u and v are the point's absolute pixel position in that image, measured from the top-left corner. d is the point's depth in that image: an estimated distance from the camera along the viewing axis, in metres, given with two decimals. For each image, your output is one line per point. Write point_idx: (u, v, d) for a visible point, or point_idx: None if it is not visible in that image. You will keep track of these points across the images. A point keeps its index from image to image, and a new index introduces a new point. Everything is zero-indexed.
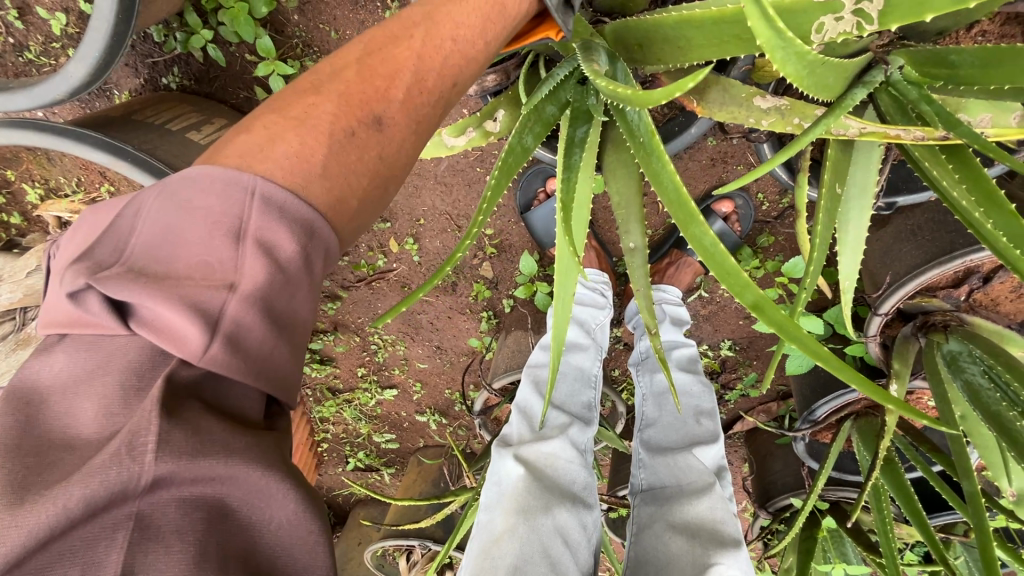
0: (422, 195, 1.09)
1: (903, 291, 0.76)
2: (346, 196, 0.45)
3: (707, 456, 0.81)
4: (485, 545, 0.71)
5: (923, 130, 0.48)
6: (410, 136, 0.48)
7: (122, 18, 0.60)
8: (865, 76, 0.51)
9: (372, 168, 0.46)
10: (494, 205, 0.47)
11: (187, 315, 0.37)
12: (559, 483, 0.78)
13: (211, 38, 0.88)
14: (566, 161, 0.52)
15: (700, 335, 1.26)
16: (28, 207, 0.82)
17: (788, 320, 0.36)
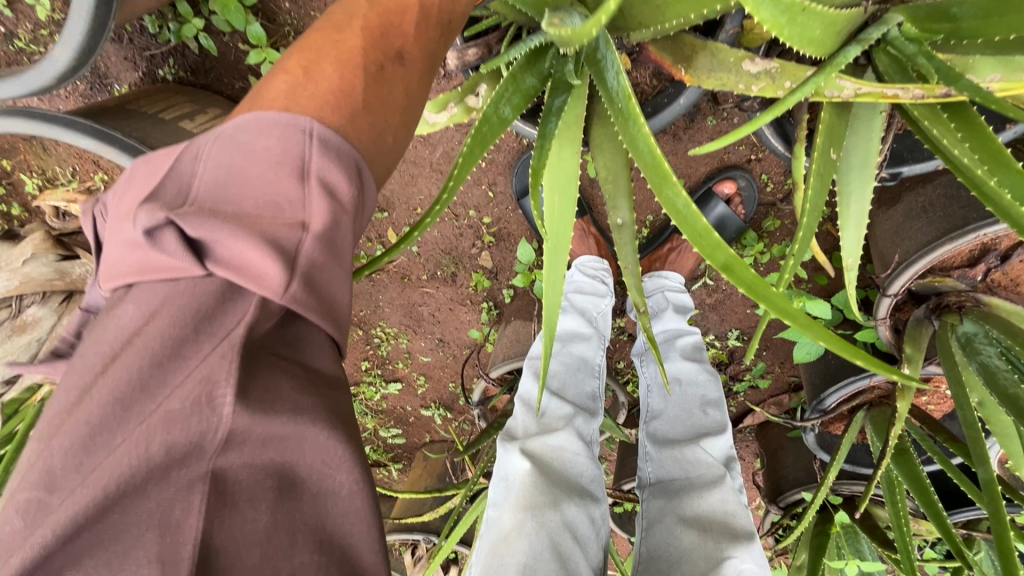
0: (419, 184, 1.07)
1: (913, 269, 0.72)
2: (385, 132, 0.44)
3: (717, 446, 0.77)
4: (492, 543, 0.66)
5: (922, 87, 0.45)
6: (427, 76, 0.48)
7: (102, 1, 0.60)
8: (860, 34, 0.48)
9: (401, 104, 0.45)
10: (460, 182, 0.46)
11: (269, 251, 0.36)
12: (568, 474, 0.73)
13: (203, 27, 0.88)
14: (542, 129, 0.55)
15: (706, 326, 1.22)
16: (27, 197, 0.84)
17: (760, 281, 0.36)
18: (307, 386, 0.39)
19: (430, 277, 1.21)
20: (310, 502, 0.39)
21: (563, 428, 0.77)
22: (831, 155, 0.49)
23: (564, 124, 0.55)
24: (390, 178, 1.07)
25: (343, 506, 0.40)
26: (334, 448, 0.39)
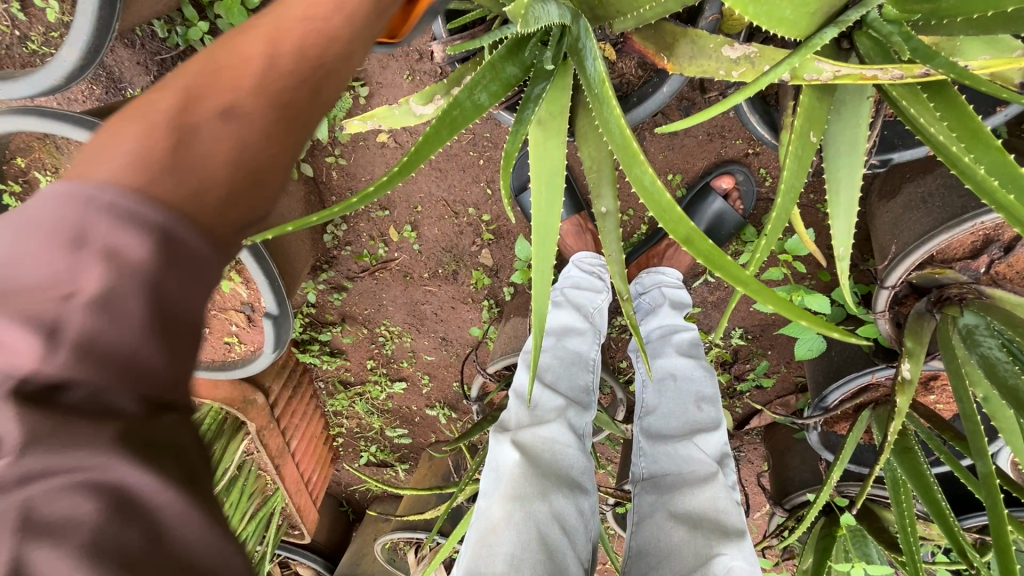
0: (419, 181, 1.09)
1: (910, 260, 0.71)
2: (206, 189, 0.35)
3: (709, 443, 0.76)
4: (481, 532, 0.66)
5: (901, 68, 0.44)
6: (275, 122, 0.40)
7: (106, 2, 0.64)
8: (839, 17, 0.47)
9: (232, 158, 0.37)
10: (421, 160, 0.45)
11: (18, 336, 0.27)
12: (558, 469, 0.73)
13: (209, 30, 0.92)
14: (519, 115, 0.57)
15: (709, 324, 1.20)
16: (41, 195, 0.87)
17: (715, 251, 0.39)
18: (119, 430, 0.29)
19: (431, 275, 1.22)
20: (154, 533, 0.28)
21: (554, 423, 0.77)
22: (809, 137, 0.49)
23: (546, 108, 0.57)
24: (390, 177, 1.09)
25: (193, 541, 0.30)
26: (155, 479, 0.29)
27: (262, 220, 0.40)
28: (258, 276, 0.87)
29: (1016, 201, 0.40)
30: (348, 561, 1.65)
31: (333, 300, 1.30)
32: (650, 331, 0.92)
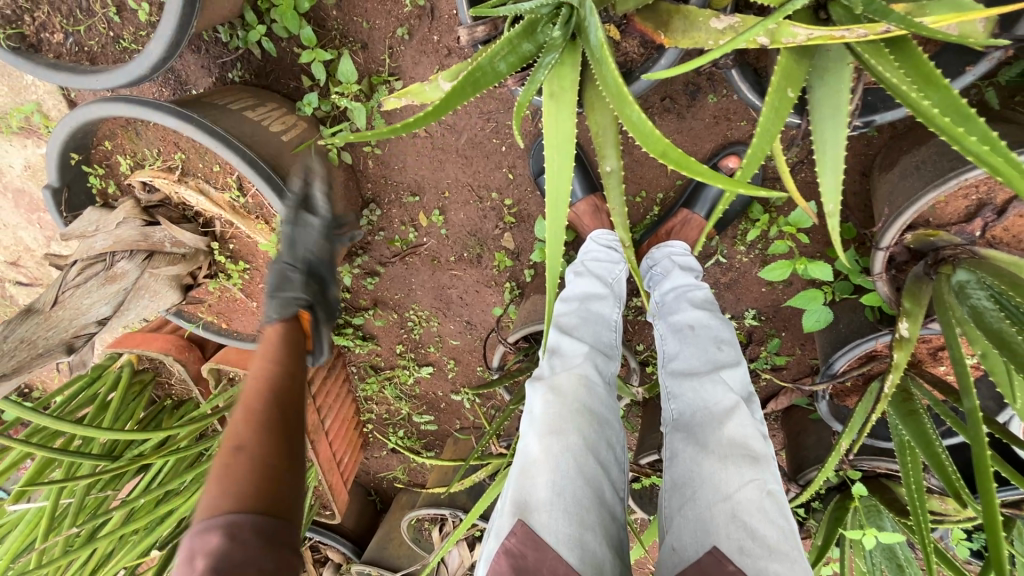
0: (446, 169, 1.18)
1: (901, 220, 0.76)
2: (240, 482, 0.56)
3: (734, 381, 0.79)
4: (522, 466, 0.73)
5: (865, 28, 0.50)
6: (257, 438, 0.59)
7: (188, 3, 0.76)
8: None
9: (249, 464, 0.57)
10: (454, 105, 0.56)
11: None
12: (589, 407, 0.79)
13: (265, 33, 1.02)
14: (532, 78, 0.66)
15: (722, 305, 1.24)
16: (121, 177, 0.97)
17: (685, 156, 0.50)
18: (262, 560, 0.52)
19: (457, 258, 1.31)
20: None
21: (582, 370, 0.83)
22: (787, 93, 0.55)
23: (554, 77, 0.65)
24: (419, 165, 1.19)
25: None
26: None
27: (268, 482, 0.57)
28: None
29: (949, 125, 0.46)
30: (375, 544, 1.71)
31: (366, 285, 1.39)
32: (667, 290, 0.97)
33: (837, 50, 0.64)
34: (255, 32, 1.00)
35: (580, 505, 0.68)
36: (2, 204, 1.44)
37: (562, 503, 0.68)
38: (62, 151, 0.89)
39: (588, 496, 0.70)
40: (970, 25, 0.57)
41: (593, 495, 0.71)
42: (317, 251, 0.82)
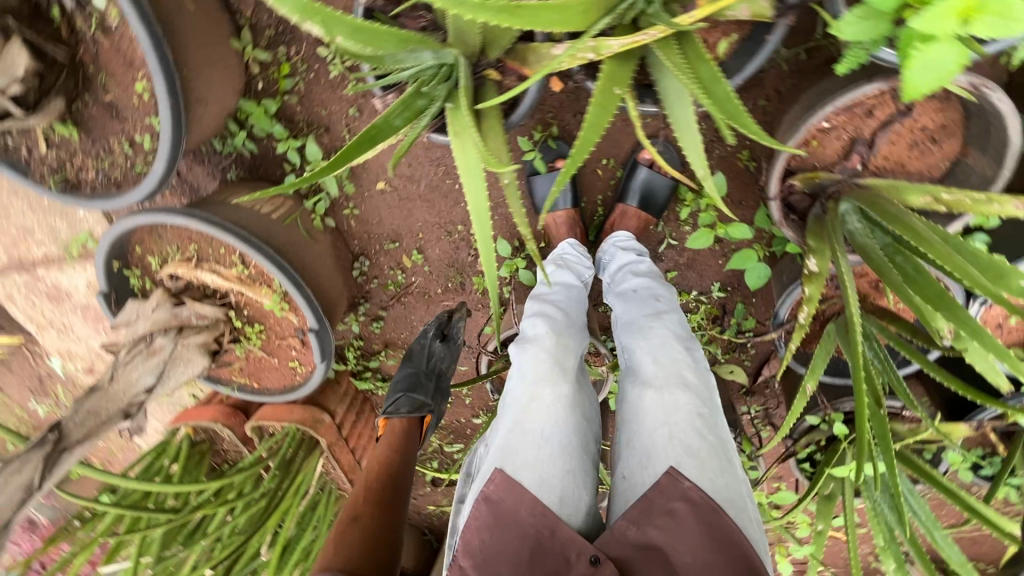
0: (416, 214, 1.36)
1: (777, 169, 0.86)
2: (355, 549, 0.85)
3: (674, 325, 0.89)
4: (514, 417, 0.79)
5: (655, 31, 0.66)
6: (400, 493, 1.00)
7: (175, 130, 0.96)
8: (619, 7, 0.69)
9: (359, 539, 0.87)
10: (350, 159, 0.71)
11: None
12: (573, 365, 0.86)
13: (248, 136, 1.25)
14: (418, 111, 0.80)
15: (689, 284, 1.32)
16: (153, 273, 1.19)
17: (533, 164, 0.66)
18: None
19: (445, 290, 1.46)
20: None
21: (566, 335, 0.91)
22: (614, 92, 0.69)
23: (452, 120, 0.83)
24: (394, 216, 1.37)
25: None
26: None
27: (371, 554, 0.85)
28: (301, 300, 1.15)
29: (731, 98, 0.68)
30: None
31: (374, 330, 1.55)
32: (618, 265, 1.08)
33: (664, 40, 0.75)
34: (239, 138, 1.23)
35: (565, 449, 0.75)
36: (75, 320, 1.75)
37: (551, 445, 0.74)
38: (106, 259, 1.13)
39: (573, 440, 0.77)
40: (758, 5, 0.69)
41: (577, 440, 0.77)
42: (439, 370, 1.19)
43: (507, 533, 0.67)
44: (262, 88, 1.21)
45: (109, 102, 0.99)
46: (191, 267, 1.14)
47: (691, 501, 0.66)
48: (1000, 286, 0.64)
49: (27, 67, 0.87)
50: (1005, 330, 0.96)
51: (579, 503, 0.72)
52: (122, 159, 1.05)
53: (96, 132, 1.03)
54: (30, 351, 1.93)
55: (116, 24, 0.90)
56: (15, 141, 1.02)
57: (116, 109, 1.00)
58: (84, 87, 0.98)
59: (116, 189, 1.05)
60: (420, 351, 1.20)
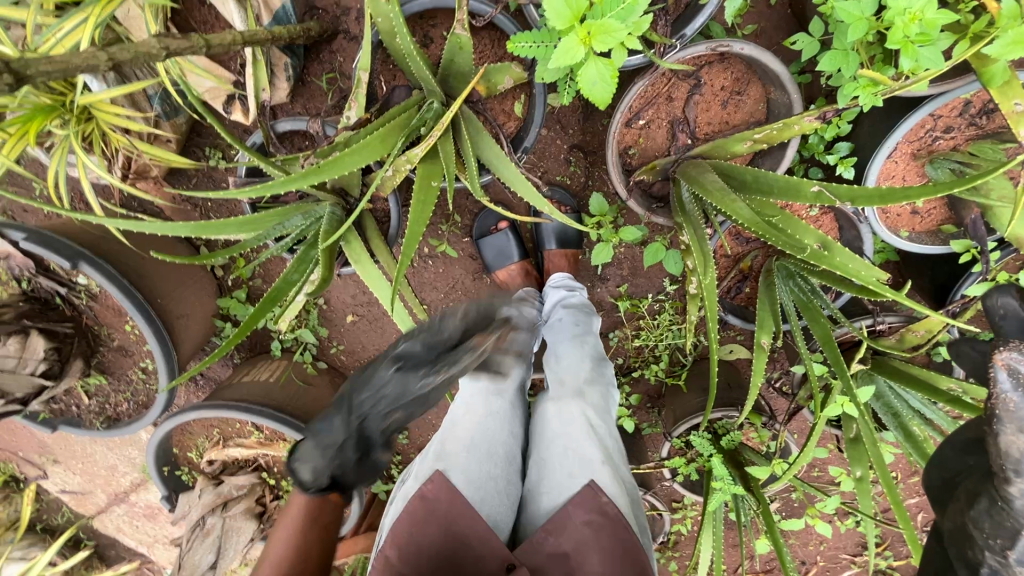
0: (389, 328, 1.52)
1: (617, 175, 0.96)
2: None
3: (585, 351, 1.04)
4: (450, 428, 0.89)
5: (437, 128, 0.80)
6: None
7: (163, 348, 1.18)
8: (411, 123, 0.85)
9: None
10: (258, 320, 0.87)
11: None
12: (504, 382, 0.97)
13: (233, 324, 1.47)
14: (309, 261, 0.96)
15: (643, 289, 1.37)
16: (194, 465, 1.38)
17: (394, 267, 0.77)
18: None
19: None
20: None
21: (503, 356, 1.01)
22: (431, 184, 0.84)
23: (327, 254, 0.94)
24: (373, 337, 1.53)
25: None
26: None
27: None
28: None
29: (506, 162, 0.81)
30: None
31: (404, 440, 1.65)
32: (557, 294, 1.18)
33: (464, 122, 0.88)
34: (228, 329, 1.45)
35: (492, 455, 0.85)
36: None
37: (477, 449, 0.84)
38: (157, 468, 1.31)
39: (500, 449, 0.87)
40: (513, 72, 0.83)
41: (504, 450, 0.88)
42: (378, 416, 0.81)
43: (432, 532, 0.73)
44: (232, 283, 1.45)
45: (118, 345, 1.24)
46: (220, 446, 1.33)
47: (605, 513, 0.74)
48: (799, 197, 0.74)
49: (47, 349, 1.10)
50: (919, 216, 0.97)
51: (500, 513, 0.80)
52: (142, 384, 1.29)
53: (116, 373, 1.28)
54: (150, 570, 2.17)
55: (97, 290, 1.15)
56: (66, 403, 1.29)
57: (124, 348, 1.24)
58: (96, 341, 1.23)
59: (142, 413, 1.28)
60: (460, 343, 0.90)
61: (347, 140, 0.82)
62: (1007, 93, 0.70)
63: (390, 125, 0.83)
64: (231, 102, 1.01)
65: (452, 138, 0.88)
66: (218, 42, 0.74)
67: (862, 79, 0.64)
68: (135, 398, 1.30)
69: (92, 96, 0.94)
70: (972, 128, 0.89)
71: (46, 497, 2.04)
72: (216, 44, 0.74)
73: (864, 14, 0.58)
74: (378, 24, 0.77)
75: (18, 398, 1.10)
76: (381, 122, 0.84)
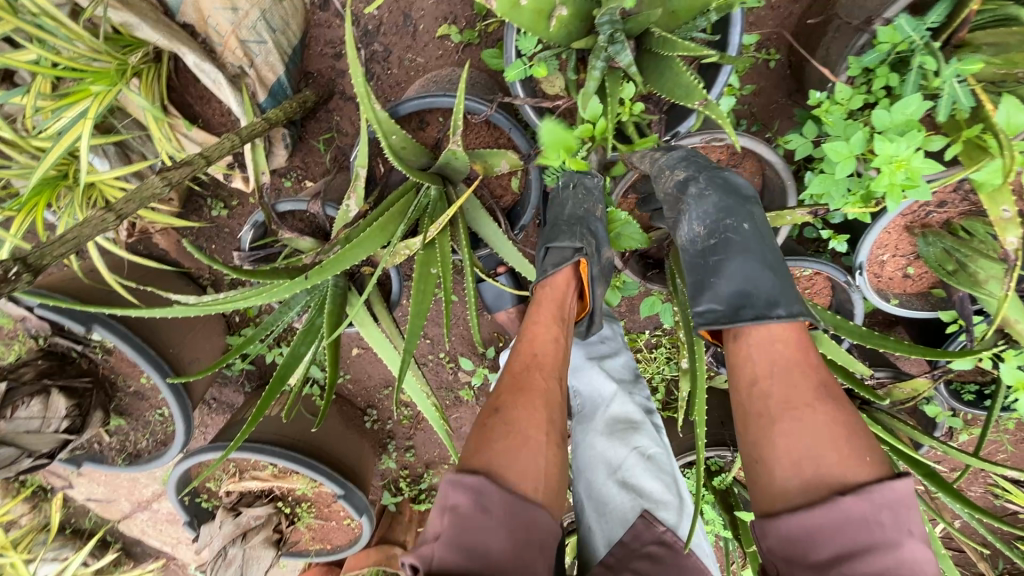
0: None
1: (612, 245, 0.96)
2: (518, 457, 0.63)
3: (619, 373, 1.13)
4: None
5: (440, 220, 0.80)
6: (541, 410, 0.69)
7: (178, 397, 1.22)
8: (413, 209, 0.86)
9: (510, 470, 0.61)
10: (262, 410, 0.86)
11: None
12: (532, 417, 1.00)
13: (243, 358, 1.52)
14: (316, 335, 0.98)
15: (641, 324, 1.39)
16: (213, 493, 1.45)
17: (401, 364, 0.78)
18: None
19: None
20: None
21: None
22: (431, 271, 0.85)
23: (333, 342, 0.93)
24: (378, 366, 1.57)
25: None
26: None
27: (528, 478, 0.62)
28: (322, 478, 1.33)
29: None
30: None
31: (410, 458, 1.70)
32: None
33: (469, 206, 0.88)
34: (239, 364, 1.48)
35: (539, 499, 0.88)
36: None
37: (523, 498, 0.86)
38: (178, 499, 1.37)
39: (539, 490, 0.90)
40: (510, 161, 0.83)
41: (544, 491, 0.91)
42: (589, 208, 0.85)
43: None
44: (239, 319, 1.48)
45: (135, 390, 1.29)
46: (236, 479, 1.40)
47: (664, 542, 0.79)
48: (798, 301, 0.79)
49: (68, 406, 1.15)
50: (911, 280, 0.98)
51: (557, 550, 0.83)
52: (157, 425, 1.35)
53: (133, 415, 1.33)
54: (177, 564, 2.30)
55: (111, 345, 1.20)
56: (89, 442, 1.35)
57: (141, 393, 1.30)
58: (112, 389, 1.28)
59: (159, 453, 1.33)
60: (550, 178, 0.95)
61: (349, 236, 0.83)
62: (997, 198, 0.70)
63: (390, 214, 0.83)
64: (232, 171, 1.01)
65: (454, 223, 0.88)
66: (218, 154, 0.77)
67: (854, 195, 0.68)
68: (153, 437, 1.36)
69: (98, 176, 0.93)
70: (965, 204, 0.89)
71: (74, 503, 2.12)
72: (216, 155, 0.77)
73: (854, 153, 0.63)
74: (374, 123, 0.77)
75: (43, 454, 1.15)
76: (383, 212, 0.85)
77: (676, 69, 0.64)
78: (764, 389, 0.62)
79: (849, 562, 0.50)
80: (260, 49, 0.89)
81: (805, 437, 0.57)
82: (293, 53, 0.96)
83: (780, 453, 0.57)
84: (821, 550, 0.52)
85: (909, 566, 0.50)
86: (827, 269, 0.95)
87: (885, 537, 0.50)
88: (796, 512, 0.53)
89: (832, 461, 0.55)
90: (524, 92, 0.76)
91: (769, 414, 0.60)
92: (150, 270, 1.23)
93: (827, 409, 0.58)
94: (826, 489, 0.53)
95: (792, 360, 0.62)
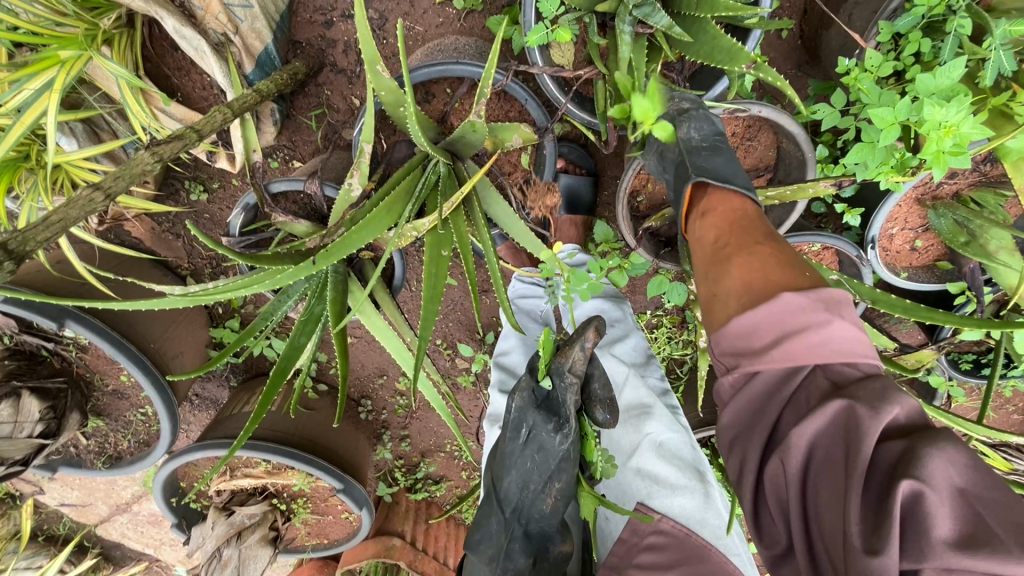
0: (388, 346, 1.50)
1: (624, 223, 0.93)
2: None
3: (630, 356, 1.11)
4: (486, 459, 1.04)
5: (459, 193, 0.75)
6: None
7: (162, 393, 1.13)
8: (422, 187, 0.80)
9: None
10: (264, 407, 0.80)
11: None
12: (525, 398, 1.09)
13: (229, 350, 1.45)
14: (317, 322, 0.92)
15: (641, 304, 1.37)
16: (202, 493, 1.38)
17: (419, 352, 0.72)
18: None
19: None
20: None
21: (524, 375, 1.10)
22: (443, 252, 0.79)
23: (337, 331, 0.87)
24: (372, 354, 1.52)
25: None
26: None
27: None
28: (319, 472, 1.28)
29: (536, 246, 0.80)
30: None
31: (406, 447, 1.65)
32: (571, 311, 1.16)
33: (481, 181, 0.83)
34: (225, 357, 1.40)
35: None
36: None
37: None
38: (165, 500, 1.30)
39: None
40: (523, 134, 0.78)
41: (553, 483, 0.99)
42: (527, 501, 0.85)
43: None
44: (222, 311, 1.40)
45: (113, 389, 1.21)
46: (227, 478, 1.33)
47: (663, 531, 0.84)
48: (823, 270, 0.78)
49: (41, 409, 1.07)
50: (918, 253, 0.99)
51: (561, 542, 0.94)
52: (140, 423, 1.27)
53: (111, 416, 1.25)
54: (161, 566, 2.21)
55: (86, 342, 1.11)
56: (63, 445, 1.25)
57: (120, 392, 1.22)
58: (88, 389, 1.19)
59: (142, 454, 1.25)
60: (508, 409, 0.89)
61: (353, 218, 0.77)
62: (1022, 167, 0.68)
63: (396, 193, 0.78)
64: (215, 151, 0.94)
65: (467, 202, 0.83)
66: (210, 128, 0.71)
67: (887, 164, 0.68)
68: (134, 438, 1.28)
69: (65, 156, 0.84)
70: (976, 174, 0.89)
71: (46, 509, 2.00)
72: (207, 129, 0.71)
73: (898, 120, 0.62)
74: (381, 95, 0.70)
75: (17, 461, 1.06)
76: (392, 191, 0.79)
77: (712, 33, 0.61)
78: (723, 240, 0.60)
79: (790, 341, 0.50)
80: (245, 15, 0.81)
81: (756, 267, 0.55)
82: (280, 19, 0.88)
83: (735, 284, 0.56)
84: (763, 336, 0.52)
85: (838, 340, 0.50)
86: (838, 243, 0.95)
87: (815, 317, 0.50)
88: (742, 313, 0.53)
89: (789, 283, 0.53)
90: (541, 60, 0.72)
91: (724, 256, 0.59)
92: (125, 259, 1.14)
93: (776, 245, 0.57)
94: (773, 290, 0.53)
95: (748, 216, 0.61)
